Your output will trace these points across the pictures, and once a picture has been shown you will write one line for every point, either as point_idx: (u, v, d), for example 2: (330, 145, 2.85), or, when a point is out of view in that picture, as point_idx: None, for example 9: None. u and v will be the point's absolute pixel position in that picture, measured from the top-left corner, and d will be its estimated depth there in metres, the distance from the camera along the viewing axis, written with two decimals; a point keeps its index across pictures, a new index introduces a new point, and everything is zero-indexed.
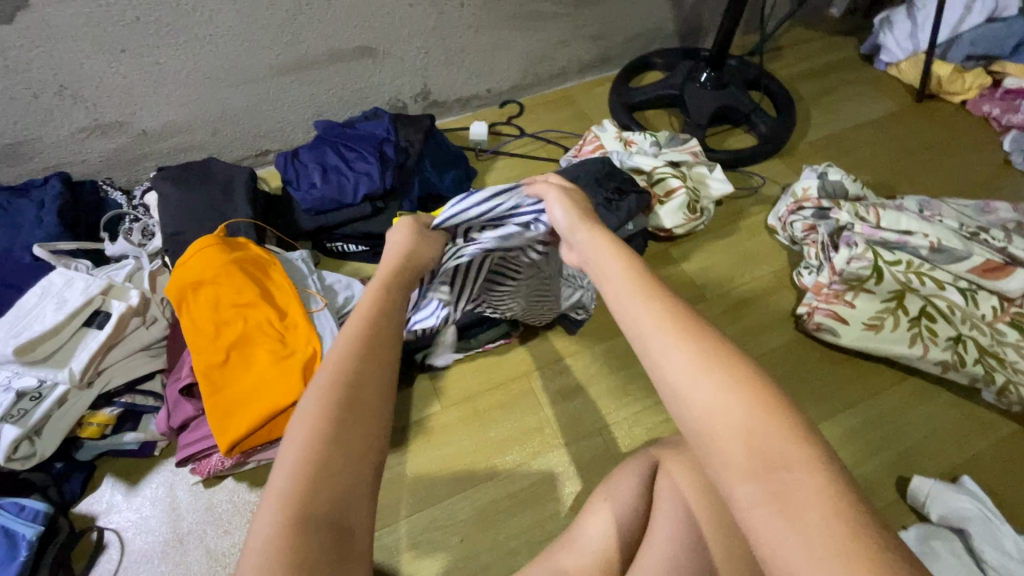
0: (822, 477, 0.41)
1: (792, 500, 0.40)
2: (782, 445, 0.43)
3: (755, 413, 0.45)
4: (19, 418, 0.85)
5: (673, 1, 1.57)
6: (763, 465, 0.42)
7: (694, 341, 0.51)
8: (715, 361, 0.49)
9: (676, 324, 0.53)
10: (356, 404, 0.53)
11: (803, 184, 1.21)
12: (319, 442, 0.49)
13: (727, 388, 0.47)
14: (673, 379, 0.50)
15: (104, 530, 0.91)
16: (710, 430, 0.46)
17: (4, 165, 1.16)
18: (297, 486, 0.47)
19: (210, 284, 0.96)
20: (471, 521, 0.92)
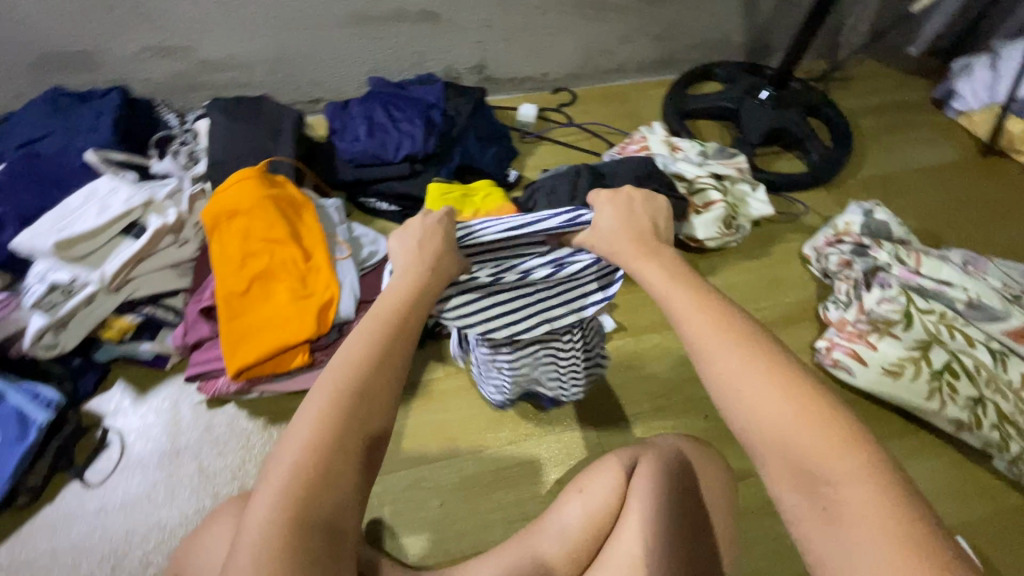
0: (893, 510, 0.40)
1: (855, 526, 0.40)
2: (843, 466, 0.42)
3: (810, 421, 0.44)
4: (49, 309, 0.89)
5: (747, 14, 1.53)
6: (829, 490, 0.42)
7: (761, 353, 0.48)
8: (780, 373, 0.47)
9: (740, 333, 0.50)
10: (368, 399, 0.53)
11: (846, 219, 1.17)
12: (326, 440, 0.50)
13: (795, 404, 0.45)
14: (740, 396, 0.47)
15: (108, 429, 0.95)
16: (777, 451, 0.45)
17: (71, 71, 1.20)
18: (301, 486, 0.48)
19: (245, 215, 0.99)
20: (453, 488, 0.94)
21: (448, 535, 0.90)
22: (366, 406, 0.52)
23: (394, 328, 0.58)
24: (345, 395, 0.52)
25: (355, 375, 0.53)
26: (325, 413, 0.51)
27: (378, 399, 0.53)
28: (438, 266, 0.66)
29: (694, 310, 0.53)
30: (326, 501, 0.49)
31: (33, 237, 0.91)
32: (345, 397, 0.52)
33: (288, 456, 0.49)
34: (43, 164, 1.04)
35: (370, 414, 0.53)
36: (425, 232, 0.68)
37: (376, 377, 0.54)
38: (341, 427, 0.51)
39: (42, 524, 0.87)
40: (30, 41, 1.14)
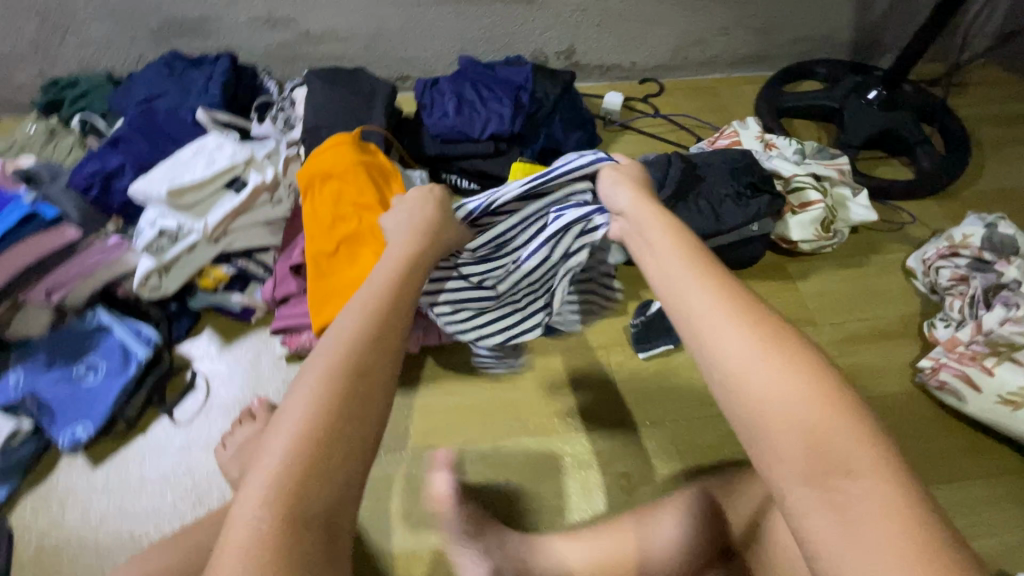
0: (896, 497, 0.37)
1: (855, 510, 0.37)
2: (850, 443, 0.39)
3: (812, 402, 0.41)
4: (157, 253, 0.94)
5: (859, 8, 1.42)
6: (831, 469, 0.39)
7: (758, 325, 0.47)
8: (777, 346, 0.45)
9: (738, 306, 0.49)
10: (366, 395, 0.48)
11: (965, 230, 1.07)
12: (316, 435, 0.44)
13: (788, 373, 0.43)
14: (731, 366, 0.45)
15: (196, 372, 1.00)
16: (771, 425, 0.42)
17: (187, 38, 1.28)
18: (288, 491, 0.42)
19: (338, 178, 1.01)
20: (519, 467, 0.92)
21: (512, 514, 0.89)
22: (359, 395, 0.48)
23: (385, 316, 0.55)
24: (333, 386, 0.47)
25: (345, 362, 0.49)
26: (311, 405, 0.46)
27: (372, 389, 0.49)
28: (425, 248, 0.70)
29: (689, 283, 0.53)
30: (320, 505, 0.42)
31: (148, 184, 0.96)
32: (335, 388, 0.47)
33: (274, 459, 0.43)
34: (160, 119, 1.11)
35: (355, 403, 0.47)
36: (417, 213, 0.76)
37: (366, 364, 0.50)
38: (332, 421, 0.45)
39: (133, 454, 0.92)
40: (155, 6, 1.21)
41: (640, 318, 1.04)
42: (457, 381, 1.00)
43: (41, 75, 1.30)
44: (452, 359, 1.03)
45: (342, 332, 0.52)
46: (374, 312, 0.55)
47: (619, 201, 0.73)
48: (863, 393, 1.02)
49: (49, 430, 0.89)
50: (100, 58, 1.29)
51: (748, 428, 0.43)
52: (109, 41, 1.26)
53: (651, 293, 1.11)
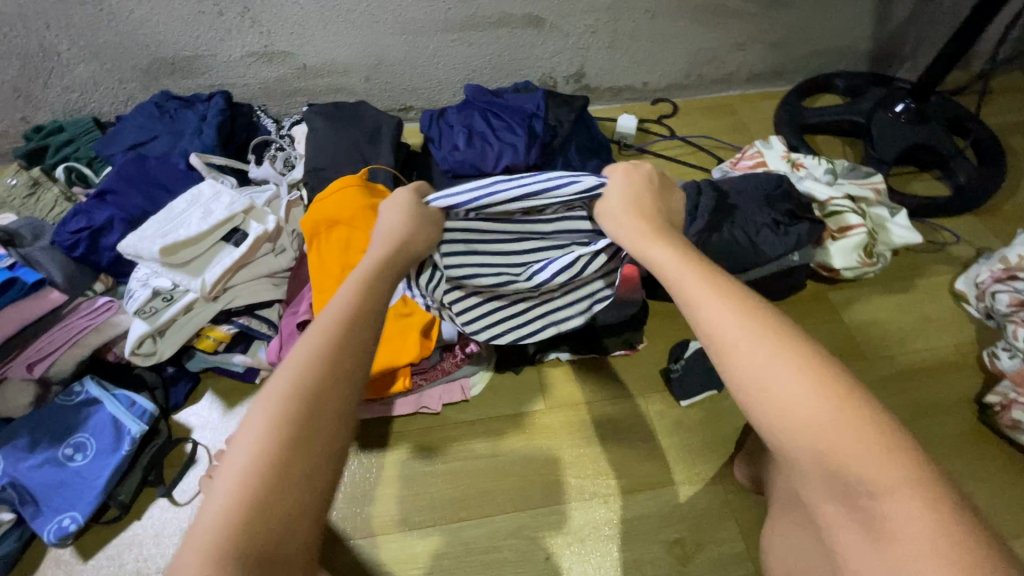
0: (926, 511, 0.39)
1: (882, 520, 0.40)
2: (875, 452, 0.41)
3: (841, 425, 0.42)
4: (150, 316, 0.86)
5: (878, 18, 1.37)
6: (855, 480, 0.42)
7: (772, 336, 0.48)
8: (798, 358, 0.46)
9: (755, 318, 0.49)
10: (314, 426, 0.46)
11: (1021, 250, 0.98)
12: (264, 472, 0.43)
13: (811, 386, 0.44)
14: (749, 378, 0.47)
15: (197, 444, 0.91)
16: (786, 436, 0.44)
17: (178, 77, 1.21)
18: (234, 533, 0.41)
19: (346, 225, 0.93)
20: (560, 538, 0.83)
21: None
22: (314, 432, 0.46)
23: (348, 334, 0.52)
24: (288, 423, 0.45)
25: (301, 390, 0.47)
26: (270, 435, 0.44)
27: (326, 422, 0.47)
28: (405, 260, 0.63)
29: (700, 295, 0.52)
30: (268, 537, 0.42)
31: (139, 241, 0.87)
32: (290, 423, 0.45)
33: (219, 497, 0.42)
34: (150, 165, 1.03)
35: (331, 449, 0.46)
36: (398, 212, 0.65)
37: (326, 393, 0.47)
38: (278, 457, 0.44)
39: (130, 543, 0.82)
40: (143, 46, 1.14)
41: (680, 362, 0.95)
42: (484, 441, 0.91)
43: (24, 122, 1.22)
44: (478, 416, 0.93)
45: (303, 357, 0.49)
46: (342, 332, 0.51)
47: (623, 234, 0.63)
48: (925, 434, 0.93)
49: (33, 522, 0.79)
50: (86, 102, 1.22)
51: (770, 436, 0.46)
52: (95, 84, 1.19)
53: (687, 331, 1.03)
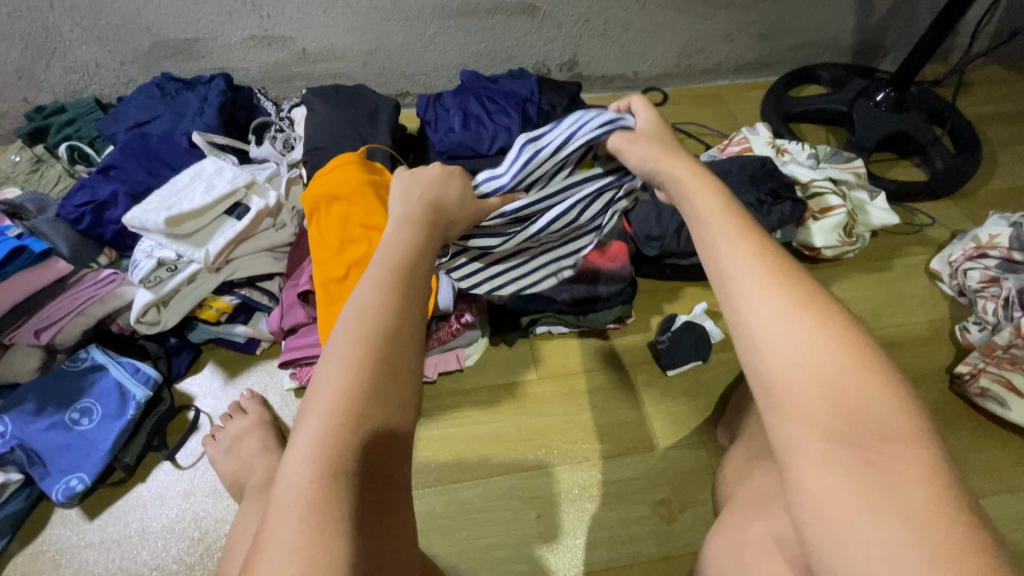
0: (925, 470, 0.37)
1: (881, 476, 0.37)
2: (883, 406, 0.39)
3: (848, 369, 0.40)
4: (154, 285, 0.89)
5: (861, 11, 1.41)
6: (856, 433, 0.38)
7: (786, 283, 0.45)
8: (809, 308, 0.43)
9: (769, 266, 0.46)
10: (393, 359, 0.46)
11: (991, 231, 1.04)
12: (355, 401, 0.43)
13: (821, 338, 0.42)
14: (756, 324, 0.44)
15: (199, 412, 0.93)
16: (793, 385, 0.41)
17: (179, 59, 1.23)
18: (342, 451, 0.42)
19: (344, 200, 0.96)
20: (551, 499, 0.87)
21: (547, 549, 0.83)
22: (394, 365, 0.46)
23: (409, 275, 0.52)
24: (370, 357, 0.46)
25: (375, 326, 0.47)
26: (356, 368, 0.45)
27: (404, 354, 0.47)
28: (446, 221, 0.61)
29: (721, 234, 0.49)
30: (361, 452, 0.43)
31: (144, 213, 0.90)
32: (372, 356, 0.46)
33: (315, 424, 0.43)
34: (153, 143, 1.05)
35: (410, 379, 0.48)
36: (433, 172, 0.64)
37: (399, 330, 0.48)
38: (370, 387, 0.45)
39: (134, 504, 0.85)
40: (145, 28, 1.16)
41: (667, 335, 0.99)
42: (479, 409, 0.94)
43: (26, 102, 1.24)
44: (472, 385, 0.97)
45: (370, 296, 0.49)
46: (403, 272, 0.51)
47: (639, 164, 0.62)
48: None
49: (41, 482, 0.82)
50: (88, 83, 1.24)
51: (767, 385, 0.42)
52: (97, 66, 1.21)
53: (674, 306, 1.07)
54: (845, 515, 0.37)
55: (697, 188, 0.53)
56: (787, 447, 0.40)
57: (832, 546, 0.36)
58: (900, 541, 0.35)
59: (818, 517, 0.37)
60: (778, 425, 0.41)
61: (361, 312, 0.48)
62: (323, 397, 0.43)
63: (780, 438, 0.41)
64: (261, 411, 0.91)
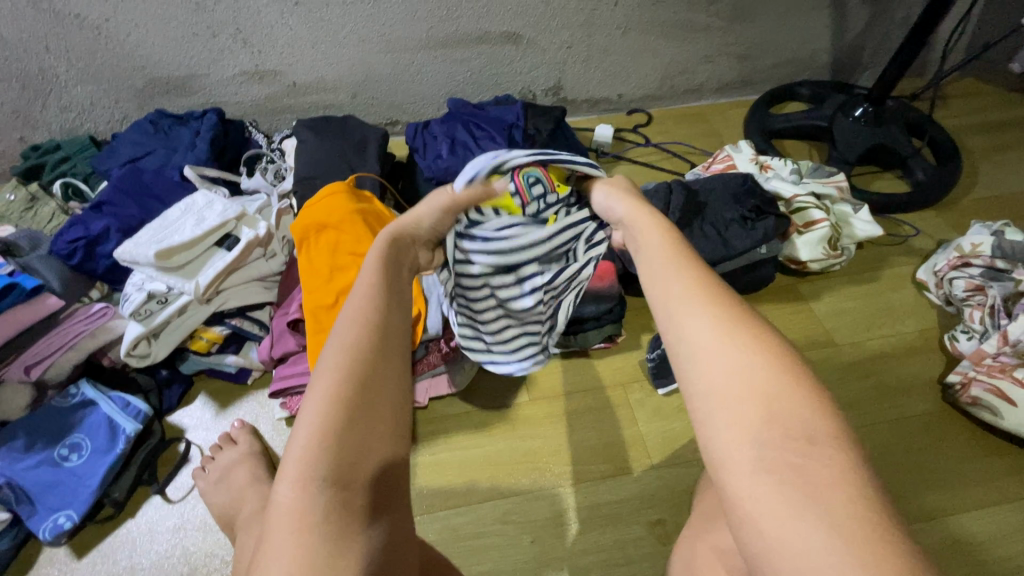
0: (845, 473, 0.39)
1: (803, 479, 0.39)
2: (808, 415, 0.42)
3: (772, 380, 0.43)
4: (145, 318, 0.89)
5: (836, 31, 1.45)
6: (785, 440, 0.41)
7: (721, 306, 0.48)
8: (740, 328, 0.46)
9: (707, 290, 0.49)
10: (367, 384, 0.47)
11: (973, 240, 1.05)
12: (333, 424, 0.45)
13: (751, 354, 0.45)
14: (694, 344, 0.46)
15: (190, 444, 0.93)
16: (722, 399, 0.43)
17: (172, 95, 1.26)
18: (314, 473, 0.43)
19: (333, 228, 0.97)
20: (546, 523, 0.86)
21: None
22: (362, 389, 0.47)
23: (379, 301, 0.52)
24: (336, 385, 0.46)
25: (347, 353, 0.48)
26: (326, 396, 0.46)
27: (376, 379, 0.48)
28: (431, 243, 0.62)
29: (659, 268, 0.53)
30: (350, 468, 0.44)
31: (134, 247, 0.91)
32: (341, 381, 0.46)
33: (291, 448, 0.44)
34: (146, 178, 1.07)
35: (387, 402, 0.48)
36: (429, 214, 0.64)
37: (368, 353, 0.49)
38: (341, 409, 0.45)
39: (123, 540, 0.84)
40: (138, 66, 1.20)
41: (656, 353, 0.98)
42: (471, 433, 0.94)
43: (22, 141, 1.27)
44: (464, 410, 0.97)
45: (342, 324, 0.50)
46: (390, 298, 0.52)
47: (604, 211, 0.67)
48: (892, 414, 0.98)
49: (29, 521, 0.81)
50: (83, 121, 1.26)
51: (703, 400, 0.44)
52: (92, 104, 1.24)
53: None
54: (767, 517, 0.38)
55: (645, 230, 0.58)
56: (716, 458, 0.42)
57: (757, 549, 0.38)
58: (821, 540, 0.36)
59: (746, 522, 0.39)
60: (706, 436, 0.43)
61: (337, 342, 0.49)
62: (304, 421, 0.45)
63: (710, 449, 0.43)
64: (251, 441, 0.91)
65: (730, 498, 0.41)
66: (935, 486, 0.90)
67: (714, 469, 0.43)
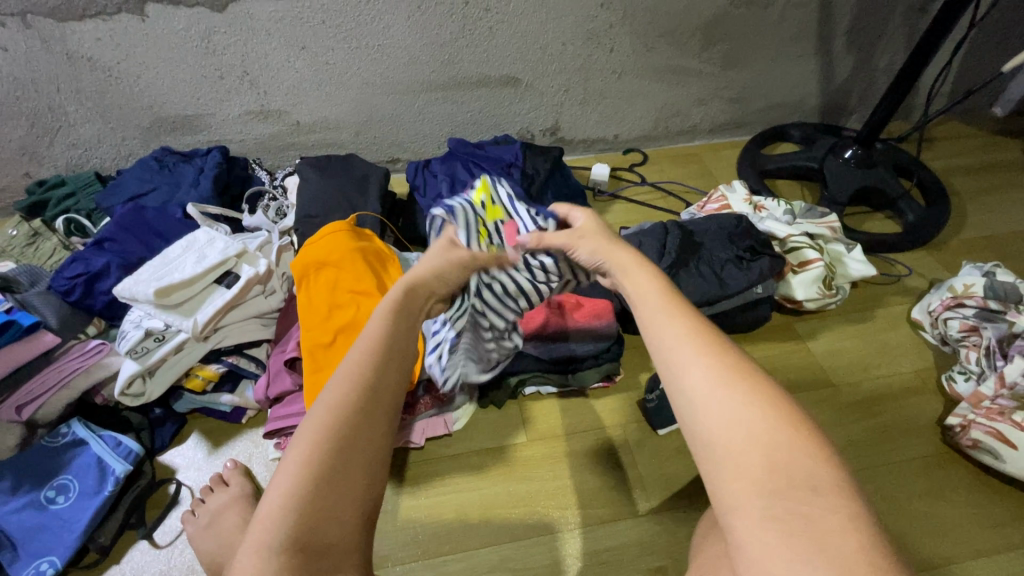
0: (850, 522, 0.40)
1: (810, 527, 0.40)
2: (811, 466, 0.43)
3: (772, 429, 0.44)
4: (141, 356, 0.89)
5: (823, 76, 1.51)
6: (788, 490, 0.42)
7: (715, 354, 0.50)
8: (737, 377, 0.48)
9: (701, 337, 0.51)
10: (354, 438, 0.49)
11: (965, 280, 1.08)
12: (314, 481, 0.46)
13: (749, 403, 0.46)
14: (694, 392, 0.48)
15: (180, 485, 0.91)
16: (722, 451, 0.45)
17: (179, 134, 1.29)
18: (291, 520, 0.45)
19: (333, 266, 0.98)
20: (543, 569, 0.84)
21: None
22: (353, 445, 0.49)
23: (387, 350, 0.55)
24: (325, 436, 0.48)
25: (340, 406, 0.50)
26: (312, 451, 0.47)
27: (368, 432, 0.50)
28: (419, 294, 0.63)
29: (658, 315, 0.55)
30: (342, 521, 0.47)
31: (134, 284, 0.91)
32: (330, 435, 0.48)
33: (273, 502, 0.46)
34: (148, 215, 1.08)
35: (369, 456, 0.50)
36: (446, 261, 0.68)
37: (369, 407, 0.51)
38: (325, 465, 0.47)
39: None
40: (146, 106, 1.23)
41: (656, 391, 0.98)
42: (467, 474, 0.93)
43: (27, 176, 1.29)
44: (461, 450, 0.95)
45: (343, 372, 0.52)
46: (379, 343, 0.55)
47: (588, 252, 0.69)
48: (892, 456, 0.97)
49: (10, 567, 0.78)
50: (89, 157, 1.28)
51: (706, 450, 0.46)
52: (100, 141, 1.26)
53: None
54: (774, 564, 0.39)
55: (641, 278, 0.60)
56: (725, 507, 0.43)
57: None
58: None
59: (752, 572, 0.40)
60: (713, 483, 0.45)
61: (332, 389, 0.51)
62: (287, 471, 0.47)
63: (719, 494, 0.44)
64: (243, 483, 0.89)
65: (737, 541, 0.42)
66: (939, 532, 0.89)
67: (721, 520, 0.44)
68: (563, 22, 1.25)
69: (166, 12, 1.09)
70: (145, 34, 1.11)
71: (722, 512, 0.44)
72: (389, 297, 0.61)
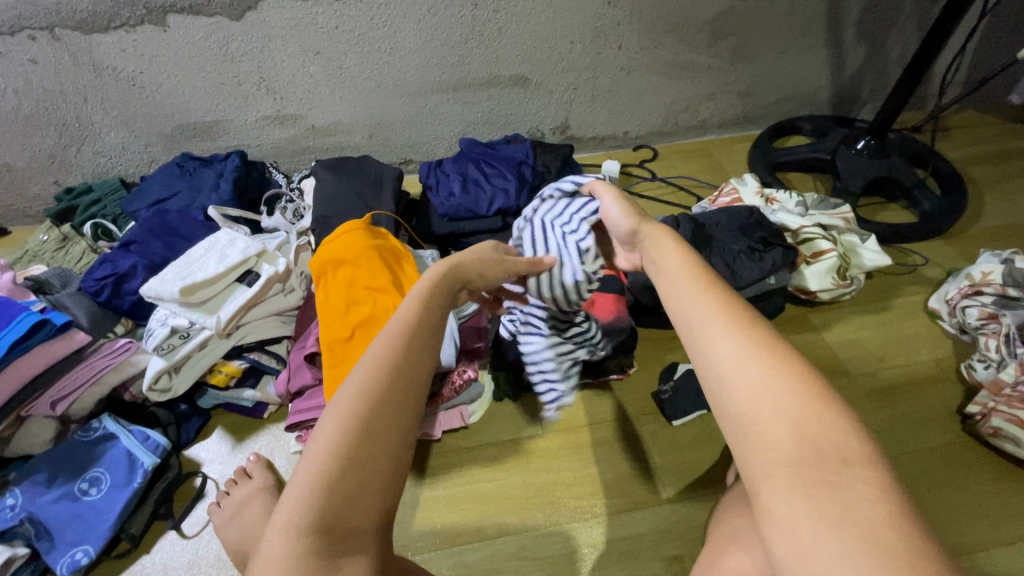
0: (879, 492, 0.41)
1: (838, 495, 0.41)
2: (837, 437, 0.44)
3: (802, 403, 0.45)
4: (167, 352, 0.92)
5: (834, 68, 1.50)
6: (817, 462, 0.43)
7: (742, 330, 0.51)
8: (765, 352, 0.49)
9: (728, 315, 0.52)
10: (381, 417, 0.51)
11: (983, 268, 1.08)
12: (337, 463, 0.48)
13: (777, 378, 0.47)
14: (718, 369, 0.49)
15: (206, 477, 0.94)
16: (749, 424, 0.46)
17: (199, 140, 1.33)
18: (318, 496, 0.47)
19: (351, 264, 1.01)
20: (560, 557, 0.85)
21: None
22: (378, 427, 0.50)
23: (413, 336, 0.56)
24: (353, 417, 0.50)
25: (366, 390, 0.51)
26: (337, 430, 0.49)
27: (394, 414, 0.52)
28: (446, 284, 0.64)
29: (682, 296, 0.56)
30: (369, 499, 0.49)
31: (160, 283, 0.94)
32: (358, 416, 0.50)
33: (299, 483, 0.48)
34: (172, 218, 1.12)
35: (397, 439, 0.51)
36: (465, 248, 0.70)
37: (397, 391, 0.52)
38: (351, 445, 0.49)
39: None
40: (169, 114, 1.27)
41: (669, 383, 1.00)
42: (482, 466, 0.94)
43: (56, 185, 1.33)
44: (477, 442, 0.97)
45: (369, 358, 0.54)
46: (405, 333, 0.56)
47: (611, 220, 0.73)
48: (910, 446, 0.96)
49: (47, 556, 0.82)
50: (114, 165, 1.33)
51: (733, 423, 0.47)
52: (124, 149, 1.31)
53: (676, 355, 1.08)
54: (799, 528, 0.40)
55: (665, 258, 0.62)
56: (752, 474, 0.45)
57: (791, 554, 0.40)
58: (855, 549, 0.38)
59: (778, 531, 0.41)
60: (740, 455, 0.46)
61: (360, 376, 0.53)
62: (315, 450, 0.49)
63: (747, 466, 0.45)
64: (266, 474, 0.92)
65: (762, 506, 0.43)
66: (962, 522, 0.88)
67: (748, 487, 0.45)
68: (570, 21, 1.26)
69: (187, 22, 1.12)
70: (166, 43, 1.15)
71: (749, 483, 0.45)
72: (415, 285, 0.62)
